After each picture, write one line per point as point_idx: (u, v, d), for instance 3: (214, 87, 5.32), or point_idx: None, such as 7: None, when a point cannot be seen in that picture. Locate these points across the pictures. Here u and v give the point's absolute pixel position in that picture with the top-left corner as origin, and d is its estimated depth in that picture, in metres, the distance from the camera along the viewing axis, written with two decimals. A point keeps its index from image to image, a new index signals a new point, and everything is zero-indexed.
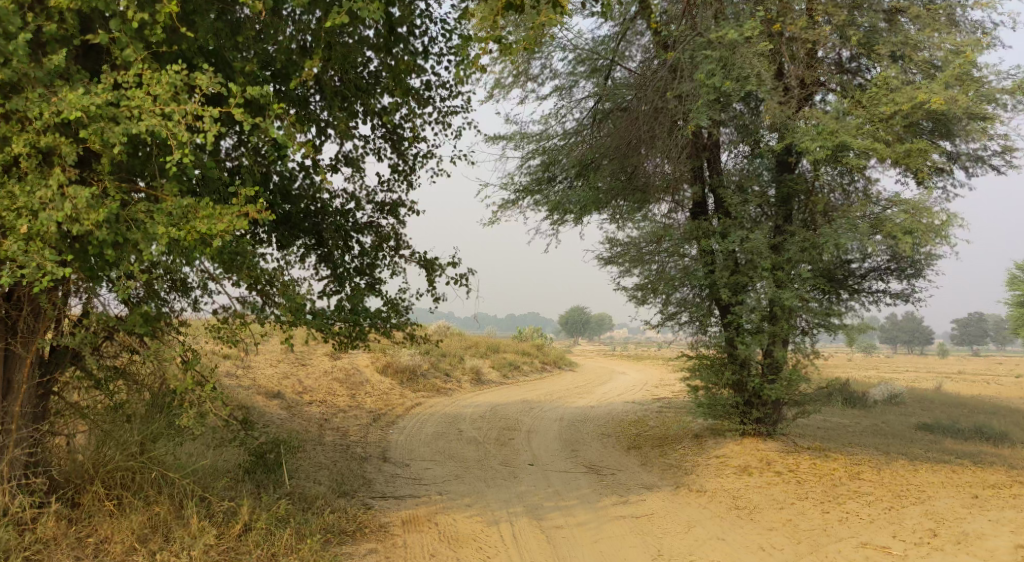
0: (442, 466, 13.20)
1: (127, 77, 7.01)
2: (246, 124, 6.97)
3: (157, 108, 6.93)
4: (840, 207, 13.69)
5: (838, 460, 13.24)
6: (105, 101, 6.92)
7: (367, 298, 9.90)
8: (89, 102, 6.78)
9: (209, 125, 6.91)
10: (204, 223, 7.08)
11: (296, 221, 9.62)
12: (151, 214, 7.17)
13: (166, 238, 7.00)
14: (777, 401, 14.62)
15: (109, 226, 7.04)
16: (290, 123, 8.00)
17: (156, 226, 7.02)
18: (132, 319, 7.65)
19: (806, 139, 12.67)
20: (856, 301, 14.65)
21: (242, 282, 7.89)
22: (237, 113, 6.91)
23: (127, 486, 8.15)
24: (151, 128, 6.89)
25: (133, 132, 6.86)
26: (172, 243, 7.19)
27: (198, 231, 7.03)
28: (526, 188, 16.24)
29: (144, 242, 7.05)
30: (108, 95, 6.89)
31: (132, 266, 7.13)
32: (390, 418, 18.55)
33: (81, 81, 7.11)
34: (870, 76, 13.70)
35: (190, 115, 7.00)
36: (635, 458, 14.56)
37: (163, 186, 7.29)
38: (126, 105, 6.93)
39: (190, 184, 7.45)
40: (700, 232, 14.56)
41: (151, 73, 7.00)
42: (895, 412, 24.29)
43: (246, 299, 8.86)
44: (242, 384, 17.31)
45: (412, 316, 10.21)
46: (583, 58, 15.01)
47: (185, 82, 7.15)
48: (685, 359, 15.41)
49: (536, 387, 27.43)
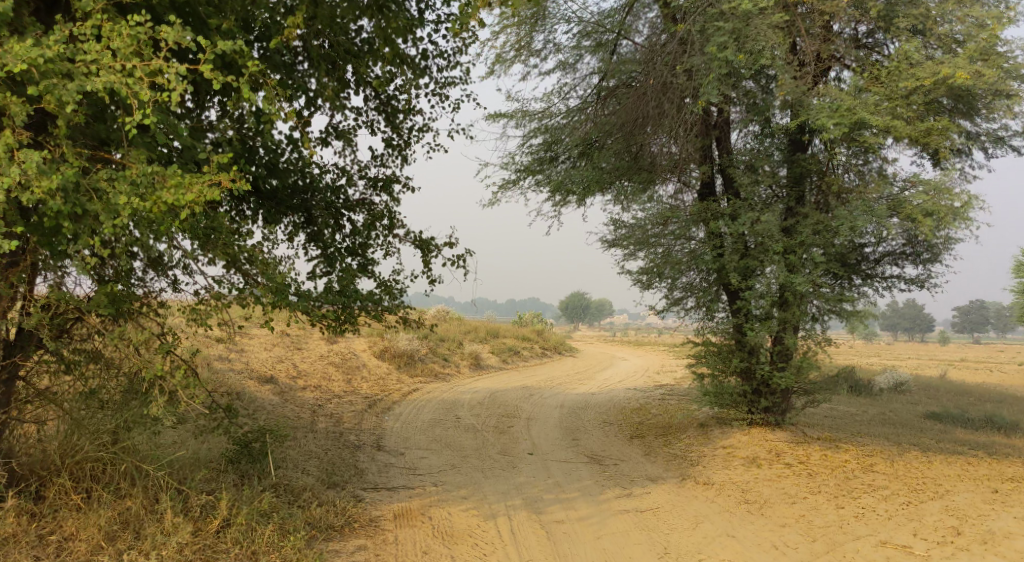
0: (438, 455, 12.70)
1: (84, 28, 6.52)
2: (216, 83, 6.41)
3: (117, 63, 6.41)
4: (855, 188, 13.11)
5: (850, 452, 12.72)
6: (58, 55, 6.42)
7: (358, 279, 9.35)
8: (38, 54, 6.27)
9: (174, 83, 6.38)
10: (172, 193, 6.48)
11: (284, 198, 9.02)
12: (114, 183, 6.64)
13: (130, 210, 6.43)
14: (786, 390, 14.03)
15: (67, 196, 6.48)
16: (274, 89, 7.38)
17: (118, 195, 6.48)
18: (95, 299, 7.17)
19: (822, 116, 12.10)
20: (870, 286, 14.14)
21: (220, 259, 7.38)
22: (205, 71, 6.35)
23: (97, 478, 7.76)
24: (110, 85, 6.37)
25: (88, 89, 6.33)
26: (139, 217, 6.62)
27: (164, 203, 6.48)
28: (528, 168, 15.69)
29: (105, 214, 6.51)
30: (61, 48, 6.38)
31: (93, 241, 6.56)
32: (386, 403, 18.07)
33: (33, 33, 6.60)
34: (888, 51, 13.13)
35: (153, 72, 6.48)
36: (638, 448, 14.05)
37: (130, 153, 6.78)
38: (82, 59, 6.43)
39: (159, 152, 6.91)
40: (708, 213, 14.01)
41: (111, 25, 6.48)
42: (902, 401, 23.77)
43: (223, 280, 8.29)
44: (234, 368, 16.81)
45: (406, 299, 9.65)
46: (588, 32, 14.41)
47: (150, 36, 6.62)
48: (691, 346, 14.90)
49: (536, 373, 26.93)
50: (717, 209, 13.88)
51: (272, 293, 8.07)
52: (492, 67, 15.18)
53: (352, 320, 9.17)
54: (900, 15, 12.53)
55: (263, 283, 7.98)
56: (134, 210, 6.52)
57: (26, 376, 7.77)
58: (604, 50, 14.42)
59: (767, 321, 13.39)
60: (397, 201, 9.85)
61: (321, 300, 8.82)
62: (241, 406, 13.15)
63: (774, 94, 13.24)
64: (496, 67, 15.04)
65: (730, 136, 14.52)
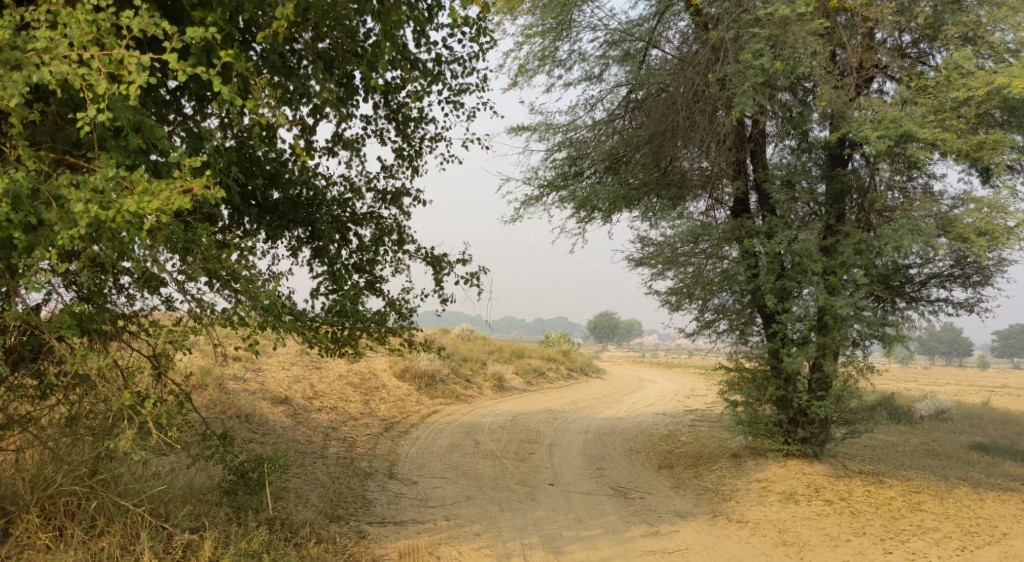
0: (454, 484, 12.02)
1: (39, 16, 6.09)
2: (182, 74, 5.88)
3: (73, 53, 5.99)
4: (899, 206, 12.34)
5: (894, 488, 11.89)
6: (10, 45, 6.01)
7: (364, 298, 8.76)
8: None
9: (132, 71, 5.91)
10: (137, 201, 5.99)
11: (286, 212, 8.44)
12: (76, 188, 6.15)
13: (89, 218, 5.92)
14: (825, 419, 13.17)
15: (19, 203, 6.07)
16: (267, 89, 6.76)
17: (76, 201, 5.98)
18: (58, 318, 6.52)
19: (864, 128, 11.36)
20: (914, 309, 13.32)
21: (196, 279, 6.67)
22: (170, 59, 5.83)
23: (71, 514, 7.21)
24: (61, 75, 5.96)
25: (38, 80, 5.91)
26: (102, 227, 6.11)
27: (126, 213, 6.00)
28: (551, 183, 15.08)
29: (62, 223, 6.04)
30: (12, 35, 5.97)
31: (50, 254, 6.04)
32: (404, 426, 17.43)
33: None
34: (935, 61, 12.34)
35: (111, 60, 6.02)
36: (666, 480, 13.28)
37: (97, 158, 6.32)
38: (33, 47, 6.02)
39: (129, 157, 6.40)
40: (742, 231, 13.28)
41: (67, 12, 6.05)
42: (943, 430, 22.73)
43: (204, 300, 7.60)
44: (248, 389, 16.26)
45: (416, 319, 9.05)
46: (615, 40, 13.83)
47: (113, 25, 6.16)
48: (723, 371, 14.14)
49: (560, 395, 26.16)
50: (751, 227, 13.14)
51: (258, 314, 7.28)
52: (515, 77, 14.61)
53: (351, 343, 8.47)
54: (950, 22, 11.76)
55: (243, 303, 7.05)
56: (94, 221, 6.05)
57: (0, 402, 7.24)
58: (632, 59, 13.83)
59: (804, 347, 12.61)
60: (408, 214, 9.25)
61: (322, 319, 8.25)
62: (249, 430, 12.55)
63: (813, 106, 12.52)
64: (519, 78, 14.47)
65: (765, 150, 13.81)
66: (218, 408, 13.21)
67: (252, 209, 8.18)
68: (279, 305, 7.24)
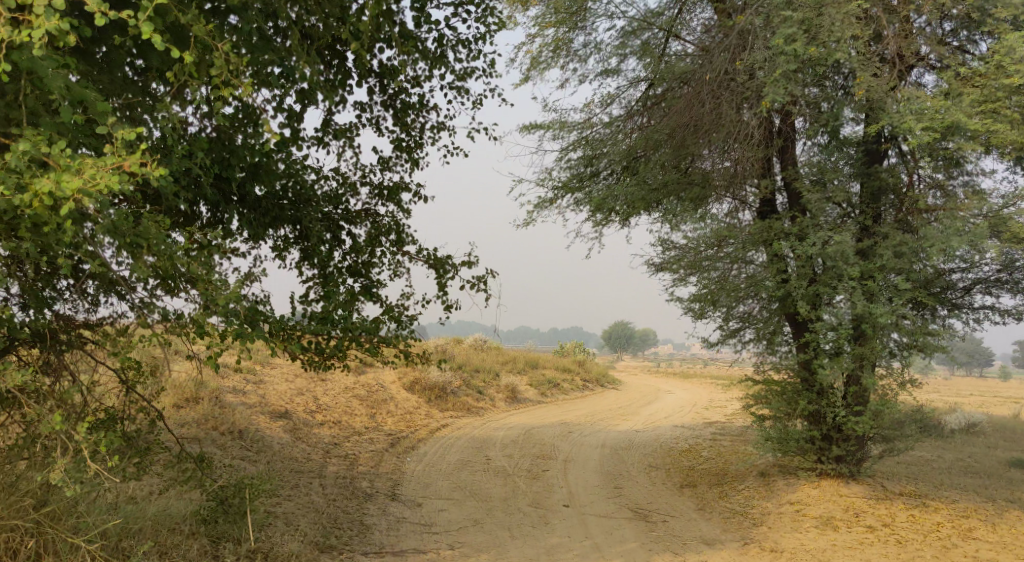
0: (461, 507, 11.14)
1: None
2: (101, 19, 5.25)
3: None
4: (943, 205, 11.42)
5: (939, 513, 10.98)
6: None
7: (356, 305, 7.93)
8: None
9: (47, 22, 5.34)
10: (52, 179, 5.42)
11: (270, 210, 7.61)
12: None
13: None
14: (862, 436, 12.22)
15: None
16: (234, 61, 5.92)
17: None
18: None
19: (907, 119, 10.44)
20: (957, 317, 12.37)
21: (139, 275, 5.91)
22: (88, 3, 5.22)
23: (14, 550, 6.54)
24: None
25: None
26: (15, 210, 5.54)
27: (42, 195, 5.45)
28: (566, 185, 14.24)
29: None
30: None
31: None
32: (411, 442, 16.56)
33: None
34: (982, 47, 11.42)
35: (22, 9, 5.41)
36: (690, 501, 12.35)
37: (17, 134, 5.74)
38: None
39: (59, 127, 5.75)
40: (771, 233, 12.34)
41: None
42: (977, 445, 21.70)
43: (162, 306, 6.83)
44: (245, 402, 15.38)
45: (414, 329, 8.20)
46: (634, 30, 12.99)
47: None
48: (749, 384, 13.21)
49: (575, 407, 25.18)
50: (781, 229, 12.20)
51: (224, 324, 6.44)
52: (527, 72, 13.77)
53: (339, 355, 7.64)
54: (998, 5, 10.82)
55: (200, 308, 6.21)
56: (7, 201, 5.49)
57: None
58: (651, 51, 13.01)
59: (838, 358, 11.65)
60: (408, 212, 8.41)
61: (308, 329, 7.43)
62: (241, 448, 11.69)
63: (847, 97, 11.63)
64: (531, 73, 13.65)
65: (794, 146, 12.91)
66: (210, 423, 12.34)
67: (232, 205, 7.37)
68: (245, 312, 6.40)
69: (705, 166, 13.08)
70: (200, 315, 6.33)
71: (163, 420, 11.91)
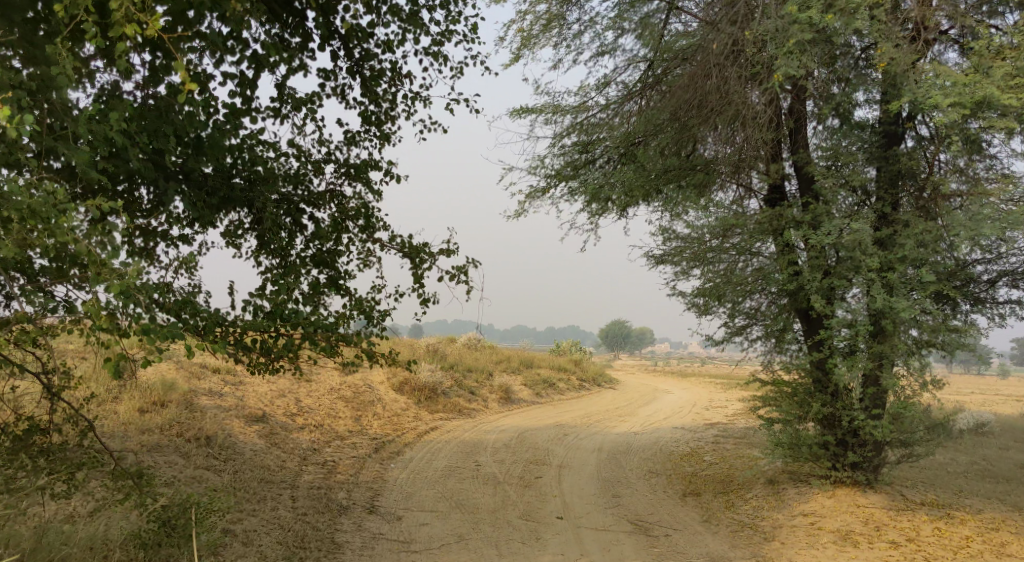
0: (445, 520, 10.24)
1: None
2: None
3: None
4: (969, 189, 10.53)
5: (966, 525, 10.12)
6: None
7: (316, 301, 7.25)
8: None
9: None
10: None
11: (220, 190, 6.62)
12: None
13: None
14: (880, 442, 11.27)
15: None
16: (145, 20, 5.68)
17: None
18: None
19: (933, 94, 9.53)
20: (981, 311, 11.48)
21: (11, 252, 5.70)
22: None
23: None
24: None
25: None
26: None
27: None
28: (559, 173, 13.38)
29: None
30: None
31: None
32: (397, 446, 15.62)
33: None
34: (1011, 18, 10.49)
35: None
36: (694, 512, 11.45)
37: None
38: None
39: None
40: (782, 222, 11.41)
41: None
42: (987, 446, 20.80)
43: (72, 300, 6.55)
44: (220, 405, 14.40)
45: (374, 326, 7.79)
46: (633, 4, 12.10)
47: None
48: (757, 384, 12.30)
49: (570, 408, 24.26)
50: (793, 217, 11.27)
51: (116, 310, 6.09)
52: (518, 50, 12.84)
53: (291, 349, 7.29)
54: None
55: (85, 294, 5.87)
56: None
57: None
58: (651, 26, 12.12)
59: (855, 357, 10.74)
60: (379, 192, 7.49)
61: (253, 326, 7.03)
62: (208, 457, 10.75)
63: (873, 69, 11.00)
64: (522, 51, 12.72)
65: (805, 130, 12.09)
66: (175, 429, 11.38)
67: (174, 185, 6.38)
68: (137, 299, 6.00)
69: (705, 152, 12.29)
70: (97, 305, 6.04)
71: (123, 425, 10.95)
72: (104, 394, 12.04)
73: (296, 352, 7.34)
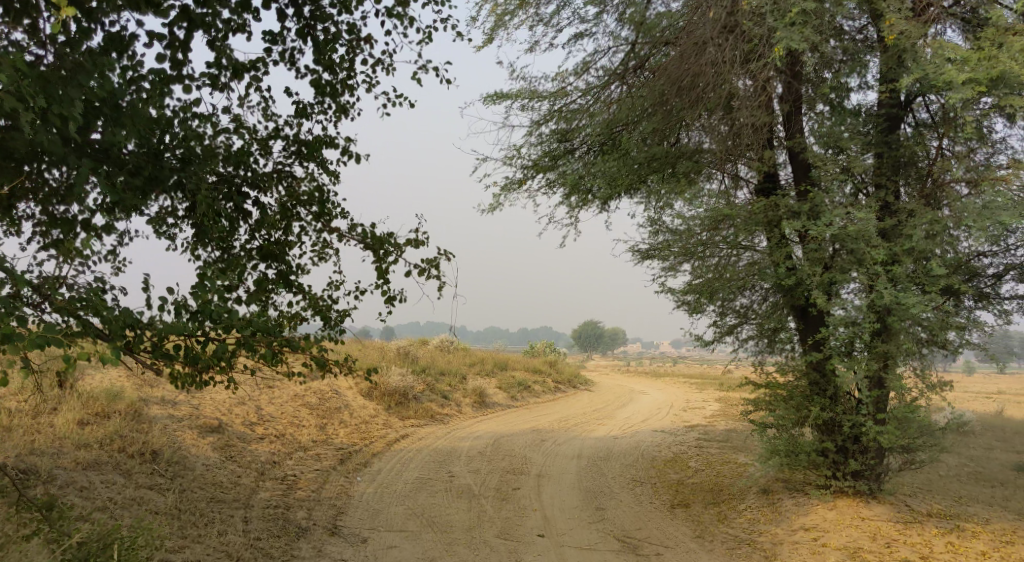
0: (416, 543, 9.31)
1: None
2: None
3: None
4: (981, 176, 9.76)
5: (979, 540, 9.35)
6: None
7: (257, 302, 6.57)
8: None
9: None
10: None
11: (146, 169, 5.84)
12: None
13: None
14: (882, 449, 10.45)
15: None
16: None
17: None
18: None
19: (947, 70, 8.73)
20: (988, 307, 10.69)
21: None
22: None
23: None
24: None
25: None
26: None
27: None
28: (536, 164, 12.56)
29: None
30: None
31: None
32: (364, 457, 14.63)
33: None
34: None
35: None
36: (686, 527, 10.61)
37: None
38: None
39: None
40: (778, 213, 10.50)
41: None
42: (975, 446, 20.08)
43: None
44: (172, 414, 13.33)
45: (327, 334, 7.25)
46: None
47: None
48: (748, 387, 11.47)
49: (545, 412, 23.29)
50: (789, 207, 10.36)
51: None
52: (492, 30, 11.93)
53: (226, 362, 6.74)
54: None
55: None
56: None
57: None
58: (635, 3, 11.27)
59: (856, 358, 9.87)
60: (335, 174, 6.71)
61: (175, 328, 6.36)
62: (152, 474, 9.74)
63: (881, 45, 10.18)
64: (496, 32, 11.87)
65: (800, 115, 11.28)
66: (116, 444, 10.31)
67: (89, 162, 5.62)
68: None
69: (684, 146, 11.86)
70: None
71: (59, 441, 9.90)
72: (41, 406, 10.99)
73: (232, 359, 6.78)
